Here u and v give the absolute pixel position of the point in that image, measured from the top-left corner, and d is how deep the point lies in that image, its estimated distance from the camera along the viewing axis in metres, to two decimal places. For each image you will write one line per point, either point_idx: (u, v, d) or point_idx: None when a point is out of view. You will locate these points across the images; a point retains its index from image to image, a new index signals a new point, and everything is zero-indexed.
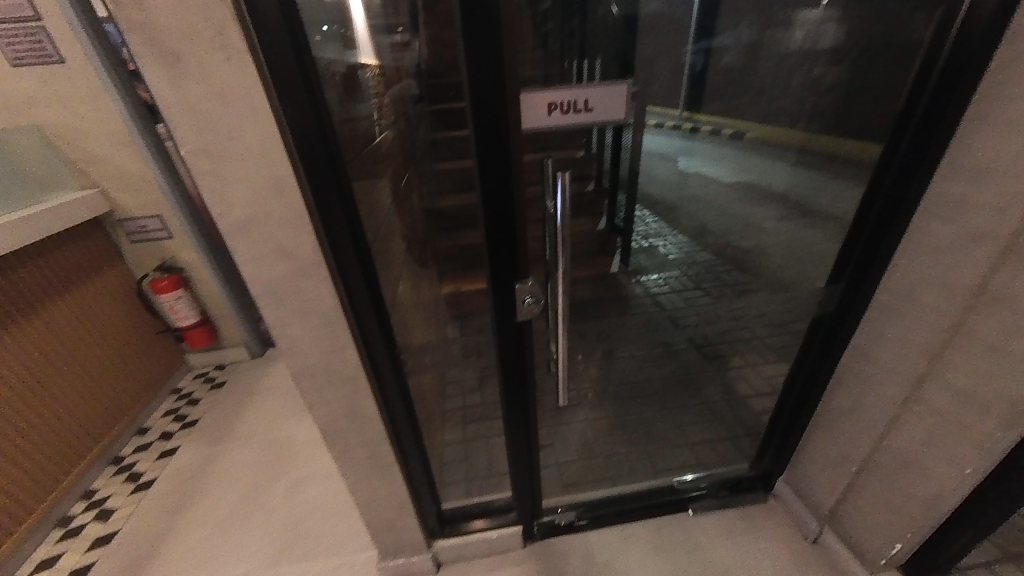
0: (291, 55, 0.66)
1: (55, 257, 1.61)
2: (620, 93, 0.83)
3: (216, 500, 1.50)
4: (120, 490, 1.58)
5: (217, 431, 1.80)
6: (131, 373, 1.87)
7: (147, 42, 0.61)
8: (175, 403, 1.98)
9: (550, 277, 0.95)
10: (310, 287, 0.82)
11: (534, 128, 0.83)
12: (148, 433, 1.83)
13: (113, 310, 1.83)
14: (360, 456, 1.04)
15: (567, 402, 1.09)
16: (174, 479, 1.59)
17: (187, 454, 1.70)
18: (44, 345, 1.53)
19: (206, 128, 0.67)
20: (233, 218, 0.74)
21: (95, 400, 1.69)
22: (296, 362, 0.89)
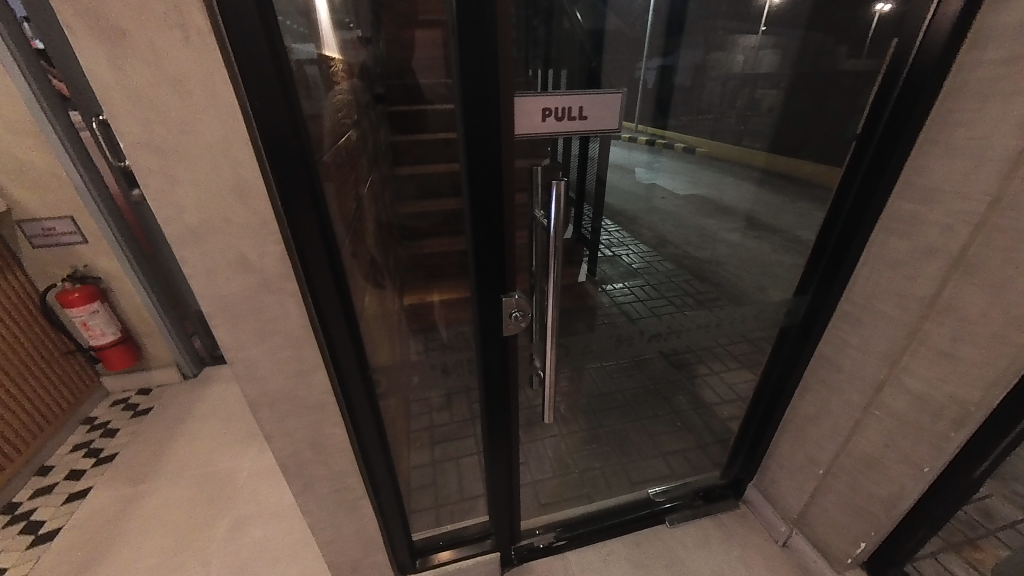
0: (261, 39, 0.58)
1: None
2: (613, 103, 0.81)
3: (142, 548, 1.30)
4: (13, 545, 1.32)
5: (142, 466, 1.57)
6: (31, 400, 1.59)
7: (81, 13, 0.50)
8: (87, 435, 1.71)
9: (539, 290, 0.91)
10: (274, 304, 0.72)
11: (527, 135, 0.79)
12: (51, 472, 1.56)
13: (11, 326, 1.56)
14: (327, 491, 0.93)
15: (553, 420, 1.05)
16: (85, 527, 1.36)
17: (103, 496, 1.47)
18: None
19: (152, 118, 0.56)
20: (183, 225, 0.63)
21: None
22: (254, 390, 0.78)
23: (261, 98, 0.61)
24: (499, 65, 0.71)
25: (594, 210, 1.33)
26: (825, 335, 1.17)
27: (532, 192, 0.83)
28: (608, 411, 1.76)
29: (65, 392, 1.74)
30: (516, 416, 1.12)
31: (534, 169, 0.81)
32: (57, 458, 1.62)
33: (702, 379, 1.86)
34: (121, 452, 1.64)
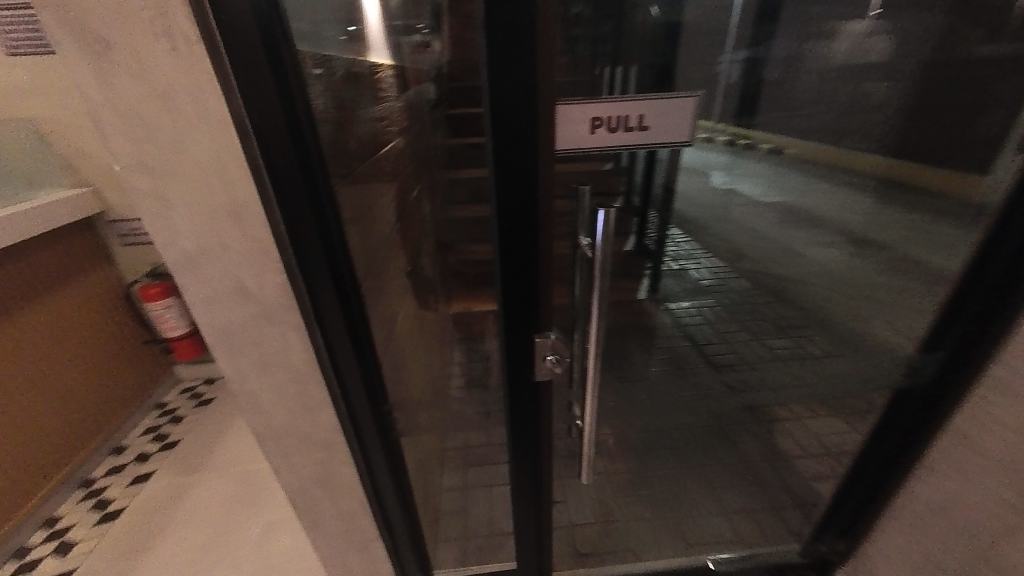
0: (259, 47, 0.49)
1: (19, 266, 1.47)
2: (684, 109, 0.64)
3: (180, 542, 1.35)
4: (84, 520, 1.44)
5: (194, 457, 1.66)
6: (109, 386, 1.75)
7: (67, 25, 0.45)
8: (157, 420, 1.86)
9: (580, 333, 0.77)
10: (275, 336, 0.65)
11: (571, 150, 0.65)
12: (124, 451, 1.71)
13: (93, 318, 1.71)
14: (336, 529, 0.87)
15: (590, 479, 0.91)
16: (141, 512, 1.45)
17: (161, 483, 1.56)
18: (17, 356, 1.44)
19: (142, 138, 0.51)
20: (179, 251, 0.57)
21: (64, 419, 1.57)
22: (258, 422, 0.72)
23: (258, 111, 0.52)
24: (537, 65, 0.58)
25: (660, 215, 0.99)
26: (963, 405, 0.89)
27: (575, 215, 0.69)
28: (663, 451, 1.54)
29: (141, 379, 1.89)
30: (548, 462, 1.00)
31: (578, 188, 0.68)
32: (132, 438, 1.78)
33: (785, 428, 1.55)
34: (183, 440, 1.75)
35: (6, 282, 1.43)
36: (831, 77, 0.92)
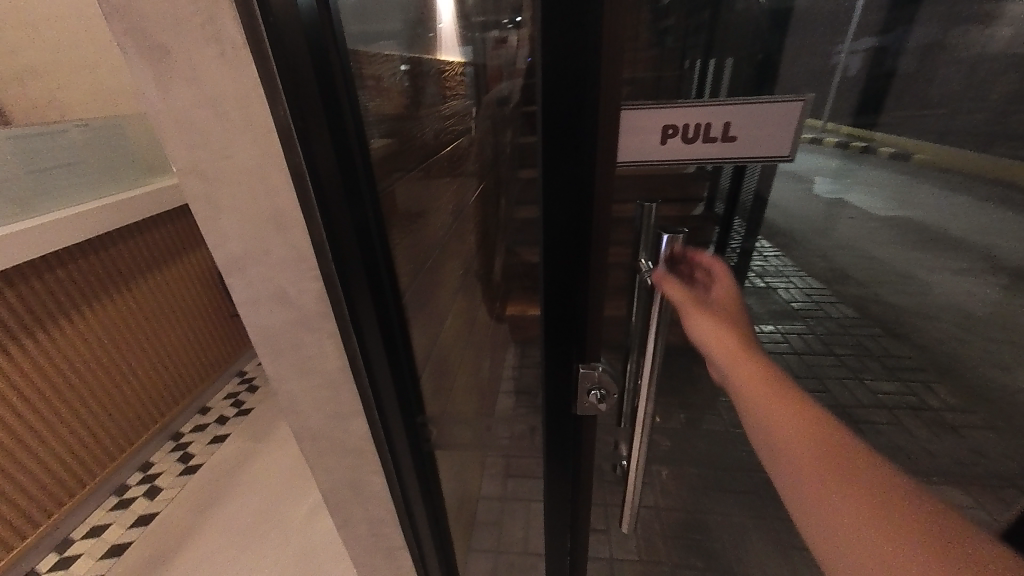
0: (304, 49, 0.46)
1: (137, 243, 1.91)
2: (787, 121, 0.53)
3: (239, 505, 1.62)
4: (170, 469, 1.84)
5: (259, 428, 2.02)
6: (196, 353, 2.17)
7: (132, 35, 0.47)
8: (235, 388, 2.32)
9: (633, 367, 0.68)
10: (312, 342, 0.65)
11: (636, 164, 0.56)
12: (209, 412, 2.16)
13: (184, 293, 2.13)
14: (365, 532, 0.88)
15: (632, 525, 0.82)
16: (214, 469, 1.81)
17: (231, 446, 1.93)
18: (127, 324, 1.85)
19: (196, 144, 0.52)
20: (228, 254, 0.59)
21: (161, 377, 1.99)
22: (296, 422, 0.73)
23: (301, 116, 0.49)
24: (601, 67, 0.50)
25: (746, 226, 0.71)
26: None
27: (639, 234, 0.60)
28: None
29: (226, 347, 2.34)
30: (585, 495, 0.93)
31: (645, 205, 0.58)
32: (214, 401, 2.23)
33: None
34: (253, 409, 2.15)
35: (121, 263, 1.84)
36: (986, 72, 0.61)
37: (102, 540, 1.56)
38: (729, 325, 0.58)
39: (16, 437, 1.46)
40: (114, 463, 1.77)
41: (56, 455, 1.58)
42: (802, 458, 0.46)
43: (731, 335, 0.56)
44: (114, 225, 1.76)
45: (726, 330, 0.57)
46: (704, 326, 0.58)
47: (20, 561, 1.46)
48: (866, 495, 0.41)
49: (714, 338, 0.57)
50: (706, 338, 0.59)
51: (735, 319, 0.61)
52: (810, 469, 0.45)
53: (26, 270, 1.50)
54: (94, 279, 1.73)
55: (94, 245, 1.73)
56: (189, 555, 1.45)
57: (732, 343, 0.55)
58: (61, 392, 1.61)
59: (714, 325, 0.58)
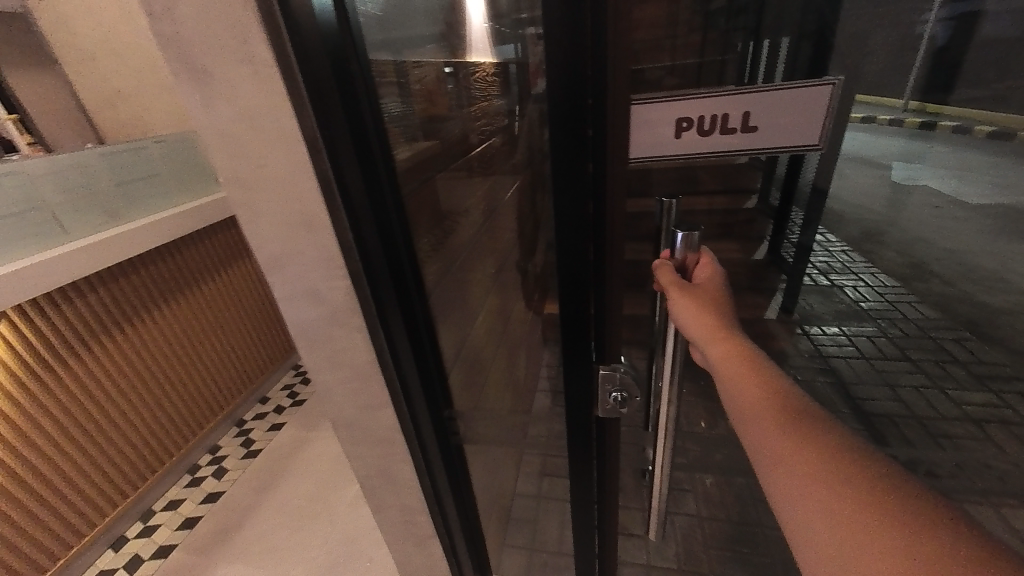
0: (325, 62, 0.49)
1: (204, 245, 2.11)
2: (819, 107, 0.47)
3: (292, 489, 1.75)
4: (234, 453, 2.03)
5: (311, 417, 2.17)
6: (257, 348, 2.37)
7: (179, 58, 0.51)
8: (291, 379, 2.53)
9: (655, 368, 0.66)
10: (343, 337, 0.68)
11: (649, 158, 0.53)
12: (267, 402, 2.36)
13: (245, 294, 2.32)
14: (397, 519, 0.91)
15: (659, 534, 0.79)
16: (272, 454, 1.97)
17: (287, 433, 2.09)
18: (193, 322, 2.04)
19: (236, 155, 0.56)
20: (267, 255, 0.63)
21: (225, 371, 2.19)
22: (332, 412, 0.78)
23: (326, 127, 0.52)
24: (609, 61, 0.48)
25: (804, 218, 0.69)
26: None
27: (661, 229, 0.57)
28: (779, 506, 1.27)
29: (281, 342, 2.54)
30: (612, 500, 0.91)
31: (664, 201, 0.55)
32: (272, 392, 2.43)
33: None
34: (306, 400, 2.32)
35: (187, 266, 2.03)
36: None
37: (177, 513, 1.75)
38: (710, 309, 0.51)
39: (104, 418, 1.68)
40: (186, 446, 1.98)
41: (139, 434, 1.80)
42: (778, 446, 0.38)
43: (707, 321, 0.50)
44: (186, 229, 1.95)
45: (702, 314, 0.50)
46: (683, 309, 0.51)
47: (113, 527, 1.68)
48: (846, 488, 0.33)
49: (691, 320, 0.51)
50: (687, 319, 0.52)
51: (723, 300, 0.53)
52: (784, 459, 0.37)
53: (110, 272, 1.72)
54: (168, 280, 1.94)
55: (163, 250, 1.92)
56: (248, 531, 1.59)
57: (708, 329, 0.49)
58: (143, 379, 1.83)
59: (690, 310, 0.51)
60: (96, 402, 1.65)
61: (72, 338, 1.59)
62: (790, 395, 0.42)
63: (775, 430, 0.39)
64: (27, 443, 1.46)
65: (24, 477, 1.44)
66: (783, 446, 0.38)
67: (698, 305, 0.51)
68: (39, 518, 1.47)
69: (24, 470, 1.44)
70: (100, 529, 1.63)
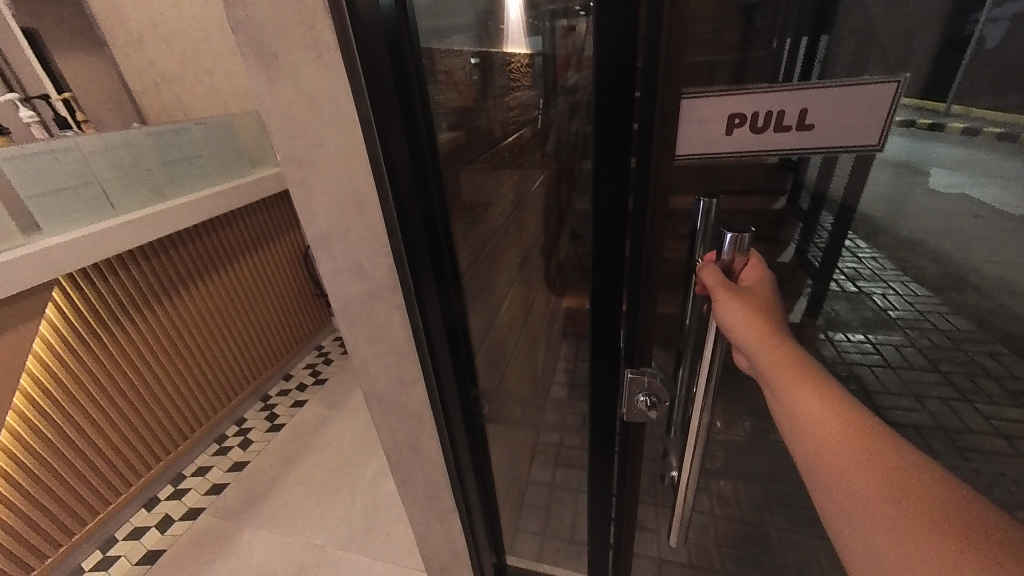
0: (384, 50, 0.52)
1: (239, 225, 2.19)
2: (883, 102, 0.48)
3: (315, 464, 1.81)
4: (259, 426, 2.12)
5: (333, 396, 2.25)
6: (284, 326, 2.47)
7: (249, 42, 0.54)
8: (314, 359, 2.61)
9: (686, 375, 0.68)
10: (382, 313, 0.72)
11: (697, 154, 0.54)
12: (290, 380, 2.44)
13: (275, 273, 2.41)
14: (421, 493, 0.95)
15: (680, 544, 0.80)
16: (296, 429, 2.05)
17: (310, 410, 2.17)
18: (227, 298, 2.13)
19: (295, 135, 0.59)
20: (317, 231, 0.66)
21: (254, 347, 2.29)
22: (366, 384, 0.81)
23: (380, 112, 0.55)
24: (659, 52, 0.48)
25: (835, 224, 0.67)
26: None
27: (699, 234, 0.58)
28: None
29: (306, 322, 2.63)
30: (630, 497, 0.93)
31: (705, 201, 0.56)
32: (296, 370, 2.52)
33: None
34: (328, 379, 2.40)
35: (224, 244, 2.11)
36: None
37: (206, 479, 1.84)
38: (759, 313, 0.51)
39: (143, 385, 1.77)
40: (216, 416, 2.08)
41: (174, 401, 1.89)
42: (838, 458, 0.38)
43: (758, 326, 0.49)
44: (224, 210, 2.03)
45: (753, 318, 0.50)
46: (730, 312, 0.52)
47: (147, 488, 1.78)
48: (913, 503, 0.33)
49: (741, 322, 0.51)
50: (735, 323, 0.52)
51: (771, 305, 0.53)
52: (845, 470, 0.37)
53: (152, 248, 1.81)
54: (205, 257, 2.02)
55: (201, 228, 2.00)
56: (274, 499, 1.67)
57: (760, 333, 0.49)
58: (180, 351, 1.92)
59: (741, 313, 0.51)
60: (135, 370, 1.75)
61: (118, 307, 1.68)
62: (850, 404, 0.41)
63: (836, 442, 0.39)
64: (75, 406, 1.56)
65: (72, 437, 1.54)
66: (847, 459, 0.38)
67: (747, 307, 0.51)
68: (83, 476, 1.57)
69: (72, 431, 1.54)
70: (136, 489, 1.73)
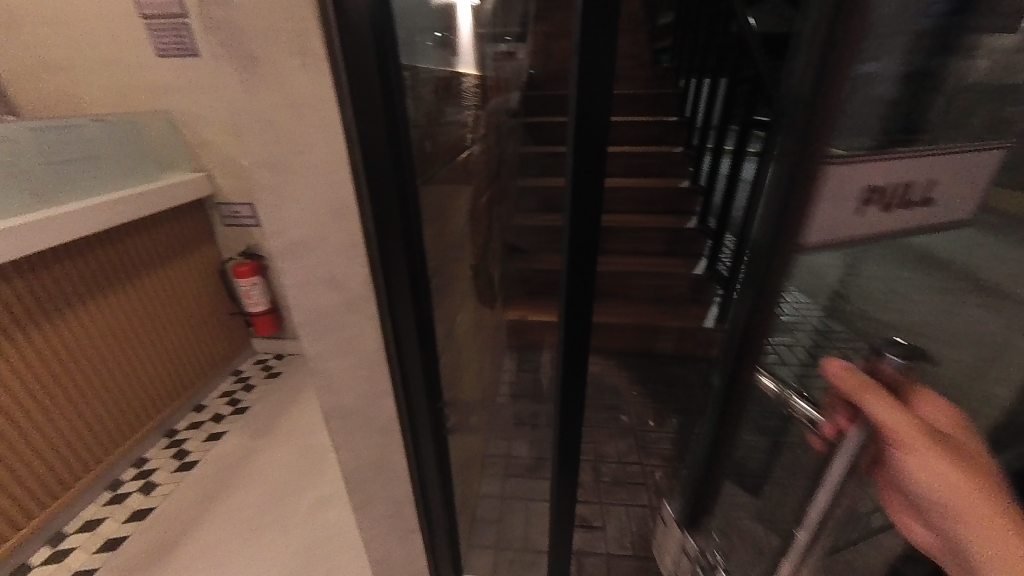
0: (374, 64, 0.53)
1: (143, 237, 1.93)
2: (982, 167, 0.58)
3: (241, 501, 1.63)
4: (166, 465, 1.85)
5: (258, 425, 2.04)
6: (195, 350, 2.21)
7: (225, 42, 0.52)
8: (231, 386, 2.35)
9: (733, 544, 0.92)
10: (352, 323, 0.70)
11: (827, 232, 0.67)
12: (204, 410, 2.17)
13: (187, 290, 2.17)
14: (383, 513, 0.92)
15: None
16: (213, 465, 1.83)
17: (230, 442, 1.95)
18: (126, 318, 1.87)
19: (270, 140, 0.57)
20: (286, 240, 0.63)
21: (158, 374, 2.01)
22: (329, 400, 0.78)
23: (365, 120, 0.56)
24: None
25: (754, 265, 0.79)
26: None
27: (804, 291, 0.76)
28: None
29: (222, 345, 2.37)
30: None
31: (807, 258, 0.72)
32: (210, 399, 2.26)
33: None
34: (250, 407, 2.18)
35: (125, 257, 1.86)
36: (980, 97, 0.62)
37: (96, 534, 1.55)
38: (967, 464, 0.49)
39: (19, 429, 1.48)
40: (109, 459, 1.78)
41: (55, 443, 1.59)
42: None
43: (974, 485, 0.47)
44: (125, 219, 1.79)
45: (962, 473, 0.48)
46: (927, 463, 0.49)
47: (14, 554, 1.45)
48: None
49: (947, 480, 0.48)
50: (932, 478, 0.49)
51: (972, 453, 0.51)
52: None
53: (36, 261, 1.53)
54: (100, 272, 1.76)
55: (98, 238, 1.74)
56: (189, 547, 1.47)
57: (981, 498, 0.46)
58: (68, 385, 1.64)
59: (943, 466, 0.49)
60: (10, 412, 1.46)
61: None
62: None
63: None
64: None
65: None
66: None
67: (951, 460, 0.49)
68: None
69: None
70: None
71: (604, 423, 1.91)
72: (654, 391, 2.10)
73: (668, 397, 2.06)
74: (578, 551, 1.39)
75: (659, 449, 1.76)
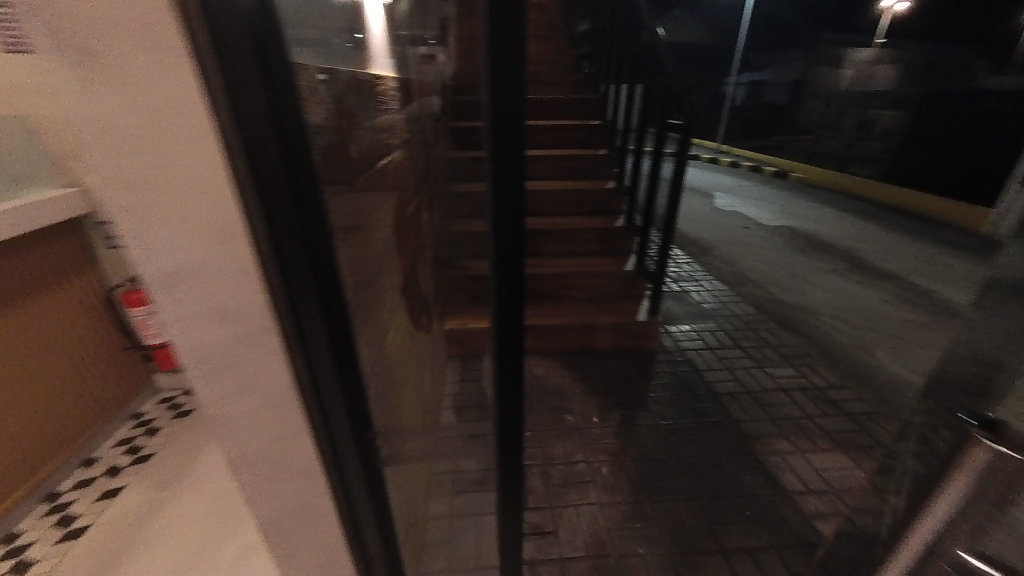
0: (253, 66, 0.48)
1: (9, 266, 1.63)
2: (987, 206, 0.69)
3: (147, 566, 1.41)
4: (47, 536, 1.55)
5: (167, 473, 1.79)
6: (78, 394, 1.88)
7: (47, 34, 0.43)
8: (131, 432, 2.04)
9: None
10: (253, 359, 0.61)
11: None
12: (96, 464, 1.86)
13: (65, 325, 1.84)
14: (311, 563, 0.82)
15: None
16: (109, 528, 1.56)
17: (132, 497, 1.68)
18: None
19: (124, 152, 0.48)
20: (159, 268, 0.54)
21: (29, 428, 1.69)
22: (233, 447, 0.68)
23: (248, 126, 0.49)
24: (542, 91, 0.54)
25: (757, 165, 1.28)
26: None
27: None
28: (664, 485, 1.61)
29: (115, 386, 2.05)
30: None
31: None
32: (103, 450, 1.93)
33: (748, 481, 1.63)
34: (155, 454, 1.90)
35: None
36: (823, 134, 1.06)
37: None
38: None
39: None
40: None
41: None
42: None
43: None
44: None
45: None
46: None
47: None
48: None
49: None
50: None
51: None
52: None
53: None
54: None
55: None
56: None
57: None
58: None
59: None
60: None
61: None
62: None
63: None
64: None
65: None
66: None
67: None
68: None
69: None
70: None
71: (551, 425, 1.91)
72: (596, 387, 2.14)
73: (609, 392, 2.11)
74: (532, 561, 1.37)
75: (604, 444, 1.79)
